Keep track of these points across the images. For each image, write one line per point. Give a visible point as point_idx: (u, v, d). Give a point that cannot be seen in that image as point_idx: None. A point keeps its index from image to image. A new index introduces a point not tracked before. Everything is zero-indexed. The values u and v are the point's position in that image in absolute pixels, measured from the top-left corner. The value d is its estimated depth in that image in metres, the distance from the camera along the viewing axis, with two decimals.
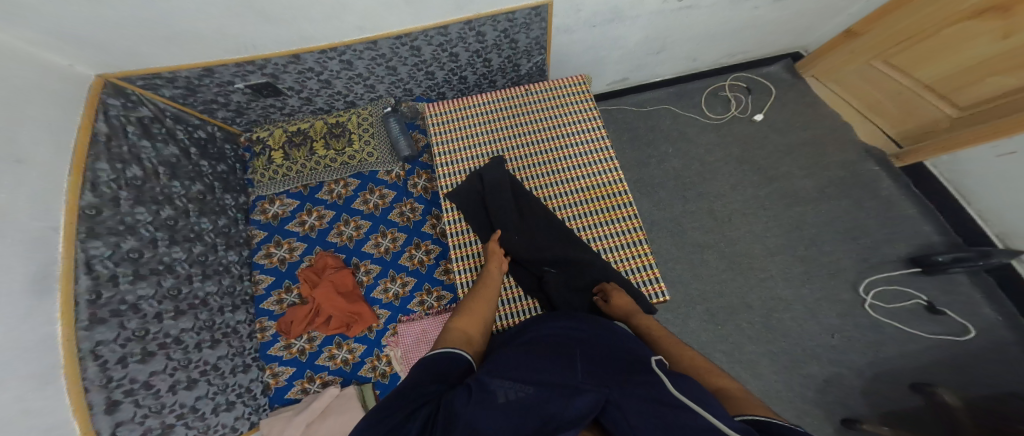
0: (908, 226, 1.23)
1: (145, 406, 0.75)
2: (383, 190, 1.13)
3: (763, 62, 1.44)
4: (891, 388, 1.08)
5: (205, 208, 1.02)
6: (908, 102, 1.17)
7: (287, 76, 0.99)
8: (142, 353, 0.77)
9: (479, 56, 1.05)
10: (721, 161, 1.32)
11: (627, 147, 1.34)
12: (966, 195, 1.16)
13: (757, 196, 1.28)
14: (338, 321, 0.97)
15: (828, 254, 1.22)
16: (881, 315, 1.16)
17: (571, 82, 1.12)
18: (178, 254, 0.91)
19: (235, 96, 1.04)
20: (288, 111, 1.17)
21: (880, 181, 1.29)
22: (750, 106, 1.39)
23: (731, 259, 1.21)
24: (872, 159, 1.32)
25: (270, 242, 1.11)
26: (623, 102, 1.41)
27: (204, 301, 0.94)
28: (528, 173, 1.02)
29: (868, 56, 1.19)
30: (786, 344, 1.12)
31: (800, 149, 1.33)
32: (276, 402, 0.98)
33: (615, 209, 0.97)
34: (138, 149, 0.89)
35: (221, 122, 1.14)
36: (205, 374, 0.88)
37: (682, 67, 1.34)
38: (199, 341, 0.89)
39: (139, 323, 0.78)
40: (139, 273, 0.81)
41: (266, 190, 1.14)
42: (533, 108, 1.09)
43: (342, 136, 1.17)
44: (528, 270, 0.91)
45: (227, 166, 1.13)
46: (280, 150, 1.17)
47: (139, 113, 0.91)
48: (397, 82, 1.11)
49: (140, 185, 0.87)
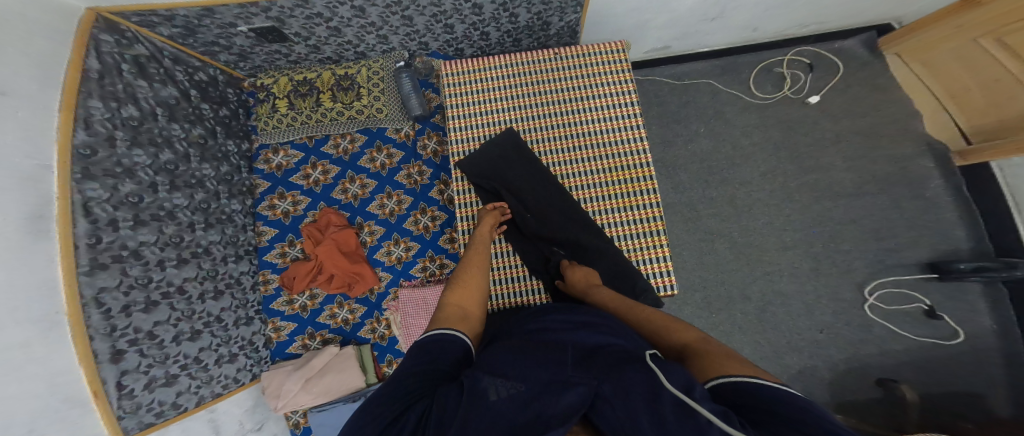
0: (940, 233, 1.16)
1: (149, 356, 0.77)
2: (391, 149, 1.09)
3: (838, 36, 1.22)
4: (859, 382, 1.15)
5: (206, 154, 1.00)
6: (999, 93, 0.98)
7: (294, 21, 0.87)
8: (145, 303, 0.78)
9: (506, 10, 0.89)
10: (757, 144, 1.20)
11: (654, 122, 1.22)
12: (1020, 204, 1.06)
13: (786, 186, 1.19)
14: (341, 280, 1.02)
15: (844, 253, 1.18)
16: (877, 317, 1.17)
17: (608, 47, 0.98)
18: (179, 201, 0.90)
19: (238, 39, 0.95)
20: (293, 58, 1.07)
21: (929, 179, 1.17)
22: (807, 87, 1.20)
23: (740, 250, 1.19)
24: (930, 154, 1.18)
25: (274, 193, 1.12)
26: (657, 72, 1.24)
27: (207, 250, 0.96)
28: (547, 148, 0.94)
29: (975, 33, 0.96)
30: (773, 335, 1.18)
31: (851, 137, 1.19)
32: (277, 356, 1.07)
33: (636, 197, 0.90)
34: (135, 88, 0.83)
35: (223, 64, 1.06)
36: (209, 326, 0.92)
37: (738, 37, 1.14)
38: (202, 292, 0.92)
39: (141, 270, 0.78)
40: (139, 219, 0.80)
41: (270, 139, 1.11)
42: (561, 74, 0.96)
43: (350, 90, 1.07)
44: (530, 253, 0.88)
45: (229, 110, 1.09)
46: (285, 99, 1.09)
47: (134, 51, 0.84)
48: (412, 34, 0.98)
49: (137, 126, 0.83)
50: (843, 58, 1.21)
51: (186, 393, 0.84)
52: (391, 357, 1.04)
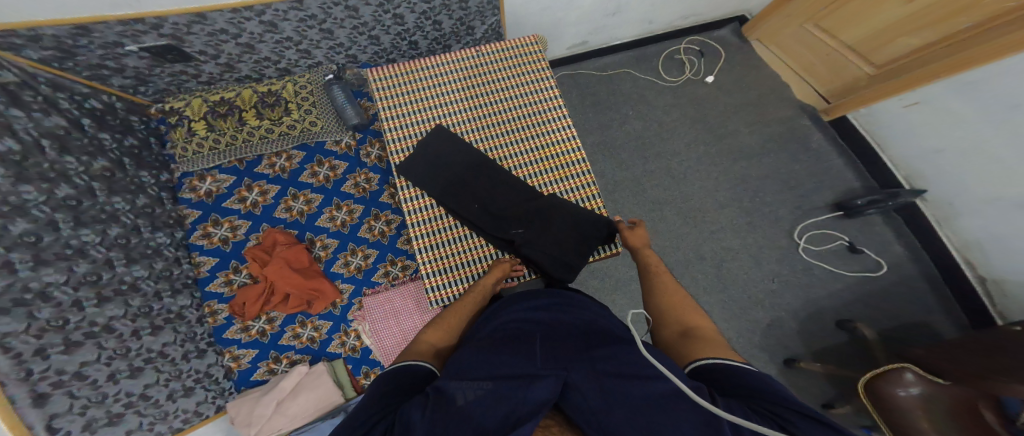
0: (833, 175, 1.39)
1: (82, 397, 0.72)
2: (333, 162, 1.11)
3: (712, 27, 1.50)
4: (820, 328, 1.25)
5: (115, 187, 0.92)
6: (834, 63, 1.30)
7: (193, 38, 0.89)
8: (65, 344, 0.72)
9: (428, 18, 1.02)
10: (677, 120, 1.39)
11: (588, 112, 1.37)
12: (882, 144, 1.32)
13: (708, 153, 1.37)
14: (299, 299, 0.99)
15: (768, 204, 1.35)
16: (813, 259, 1.32)
17: (522, 43, 1.10)
18: (89, 238, 0.82)
19: (130, 60, 0.91)
20: (206, 79, 1.07)
21: (811, 134, 1.42)
22: (703, 69, 1.45)
23: (686, 214, 1.31)
24: (805, 114, 1.44)
25: (207, 221, 1.05)
26: (584, 66, 1.42)
27: (134, 285, 0.89)
28: (481, 136, 1.00)
29: (802, 20, 1.31)
30: (735, 291, 1.26)
31: (745, 108, 1.43)
32: (242, 385, 1.00)
33: (569, 167, 0.99)
34: (10, 119, 0.72)
35: (118, 90, 0.99)
36: (152, 362, 0.87)
37: (640, 30, 1.37)
38: (137, 328, 0.87)
39: (54, 312, 0.71)
40: (41, 260, 0.72)
41: (192, 166, 1.06)
42: (484, 70, 1.06)
43: (277, 105, 1.10)
44: (496, 231, 0.89)
45: (137, 139, 1.02)
46: (202, 121, 1.07)
47: (2, 77, 0.72)
48: (337, 47, 1.06)
49: (21, 161, 0.73)
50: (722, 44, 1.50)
51: (138, 432, 0.81)
52: (368, 368, 1.03)
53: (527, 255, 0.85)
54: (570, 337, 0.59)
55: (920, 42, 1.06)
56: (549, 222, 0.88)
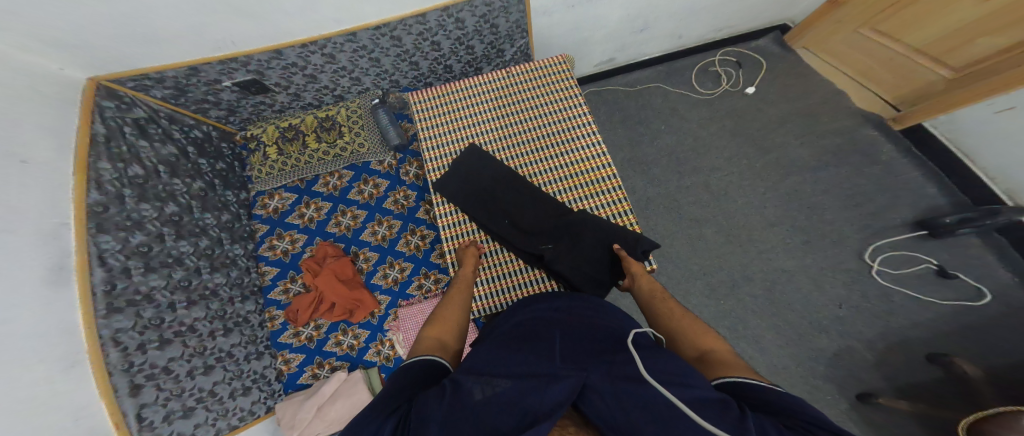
0: (910, 190, 1.22)
1: (166, 389, 0.84)
2: (377, 180, 1.20)
3: (752, 36, 1.44)
4: (904, 359, 1.08)
5: (207, 204, 1.07)
6: (899, 68, 1.18)
7: (272, 72, 1.04)
8: (159, 340, 0.86)
9: (462, 43, 1.10)
10: (715, 134, 1.33)
11: (619, 127, 1.36)
12: (968, 153, 1.15)
13: (753, 167, 1.28)
14: (342, 308, 1.06)
15: (829, 222, 1.21)
16: (889, 282, 1.16)
17: (551, 63, 1.14)
18: (185, 248, 0.98)
19: (224, 95, 1.08)
20: (279, 107, 1.22)
21: (878, 145, 1.28)
22: (741, 80, 1.38)
23: (729, 232, 1.22)
24: (869, 124, 1.30)
25: (272, 235, 1.17)
26: (613, 83, 1.42)
27: (214, 292, 1.01)
28: (513, 154, 1.03)
29: (854, 26, 1.21)
30: (791, 316, 1.14)
31: (794, 119, 1.33)
32: (290, 387, 1.07)
33: (598, 183, 0.98)
34: (137, 148, 0.94)
35: (214, 121, 1.17)
36: (221, 360, 0.97)
37: (670, 45, 1.36)
38: (212, 329, 0.98)
39: (154, 312, 0.86)
40: (149, 266, 0.88)
41: (265, 185, 1.20)
42: (515, 90, 1.10)
43: (333, 129, 1.23)
44: (526, 245, 0.89)
45: (225, 164, 1.17)
46: (274, 145, 1.22)
47: (134, 114, 0.95)
48: (382, 74, 1.16)
49: (142, 183, 0.93)
50: (762, 54, 1.42)
51: (204, 426, 0.89)
52: None
53: (557, 271, 0.84)
54: (592, 341, 0.56)
55: (1008, 41, 0.92)
56: (578, 237, 0.88)
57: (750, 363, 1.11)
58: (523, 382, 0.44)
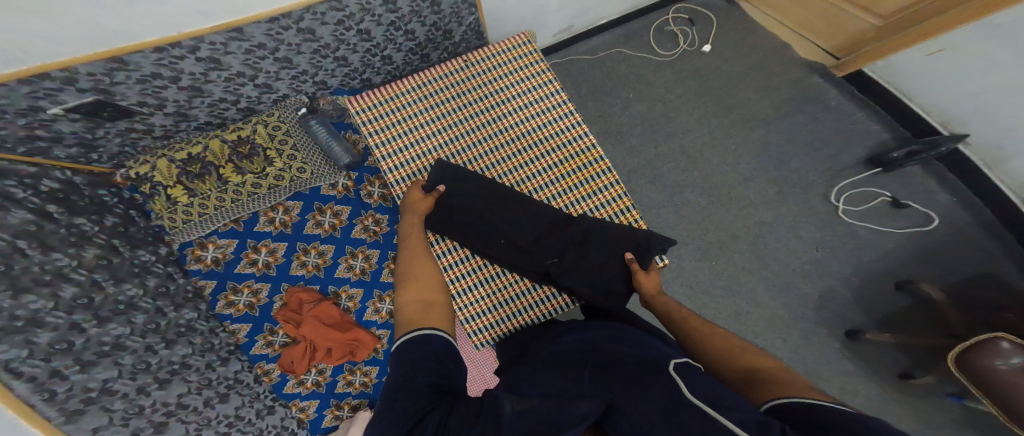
0: (860, 130, 1.28)
1: None
2: (335, 207, 1.13)
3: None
4: (878, 291, 1.16)
5: (117, 274, 0.84)
6: (834, 18, 1.23)
7: (122, 88, 0.77)
8: (154, 425, 0.74)
9: (398, 28, 0.98)
10: (681, 97, 1.32)
11: (586, 99, 1.32)
12: (907, 93, 1.22)
13: (721, 125, 1.29)
14: (340, 351, 1.03)
15: (796, 170, 1.25)
16: (855, 219, 1.21)
17: (511, 45, 0.97)
18: (120, 330, 0.77)
19: (65, 127, 0.78)
20: (162, 133, 0.99)
21: (826, 92, 1.33)
22: (696, 39, 1.37)
23: (710, 193, 1.23)
24: (816, 73, 1.36)
25: (225, 290, 1.05)
26: (573, 52, 1.36)
27: (185, 363, 0.89)
28: (492, 161, 0.89)
29: None
30: (777, 267, 1.17)
31: (750, 73, 1.34)
32: (316, 432, 1.10)
33: (592, 181, 0.88)
34: None
35: (69, 162, 0.85)
36: (233, 426, 0.90)
37: (624, 6, 1.31)
38: (207, 399, 0.88)
39: (125, 402, 0.72)
40: (84, 361, 0.68)
41: (188, 235, 1.02)
42: (477, 82, 0.93)
43: (254, 156, 1.07)
44: (526, 263, 0.78)
45: (117, 216, 0.92)
46: (177, 184, 1.01)
47: None
48: (299, 76, 1.01)
49: (9, 270, 0.61)
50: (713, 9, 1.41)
51: None
52: None
53: (568, 287, 0.75)
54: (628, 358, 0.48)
55: None
56: (585, 247, 0.77)
57: (747, 315, 1.15)
58: (548, 397, 0.40)
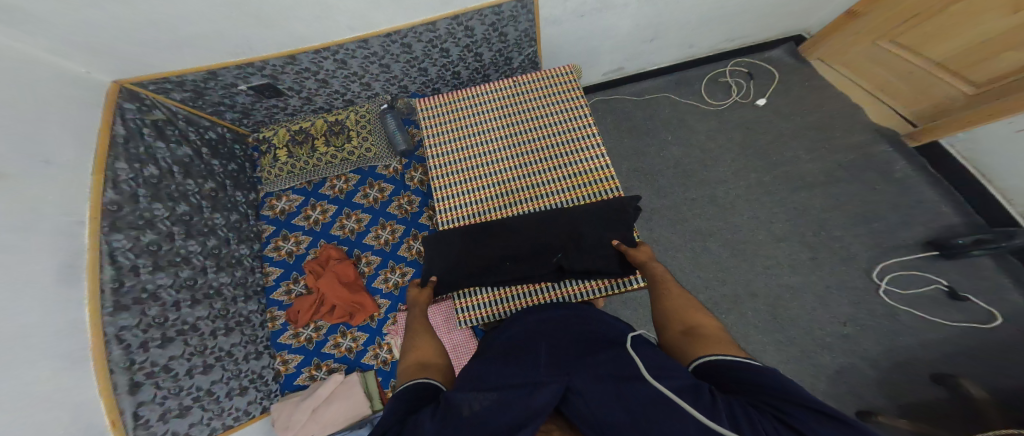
0: (923, 208, 1.19)
1: (165, 388, 0.86)
2: (383, 184, 1.29)
3: (768, 46, 1.40)
4: (910, 380, 1.05)
5: (192, 230, 1.05)
6: (919, 82, 1.14)
7: (286, 76, 1.10)
8: (162, 339, 0.89)
9: (470, 51, 1.13)
10: (723, 146, 1.30)
11: (624, 136, 1.34)
12: (989, 175, 1.10)
13: (761, 181, 1.25)
14: (343, 310, 1.13)
15: (838, 239, 1.19)
16: (897, 302, 1.14)
17: (559, 73, 1.20)
18: (194, 247, 1.04)
19: (240, 98, 1.16)
20: (291, 111, 1.31)
21: (893, 162, 1.24)
22: (752, 92, 1.35)
23: (734, 247, 1.20)
24: (885, 139, 1.26)
25: (278, 235, 1.27)
26: (622, 92, 1.40)
27: (218, 291, 1.07)
28: (517, 161, 1.12)
29: (872, 37, 1.18)
30: (794, 333, 1.12)
31: (806, 132, 1.29)
32: (287, 388, 1.13)
33: (601, 194, 1.05)
34: (154, 149, 1.01)
35: (230, 123, 1.27)
36: (220, 360, 1.01)
37: (680, 54, 1.33)
38: (214, 329, 1.02)
39: (158, 310, 0.90)
40: (157, 265, 0.93)
41: (274, 187, 1.30)
42: (520, 99, 1.19)
43: (342, 134, 1.32)
44: (539, 267, 0.95)
45: (236, 165, 1.27)
46: (284, 148, 1.33)
47: (154, 116, 1.03)
48: (392, 79, 1.21)
49: (157, 183, 0.99)
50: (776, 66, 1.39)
51: (199, 425, 0.91)
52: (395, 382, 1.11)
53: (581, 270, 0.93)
54: (577, 344, 0.66)
55: None
56: (576, 231, 0.95)
57: None
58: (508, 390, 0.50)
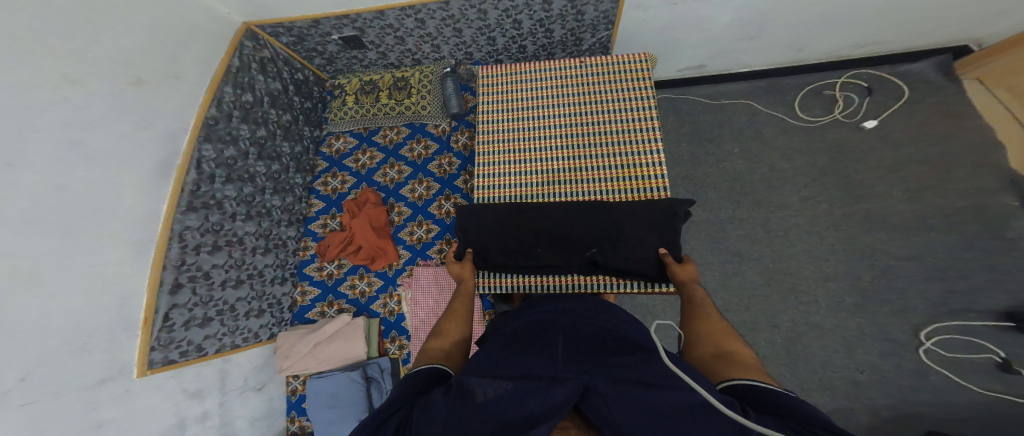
0: (1022, 279, 1.01)
1: (198, 294, 0.96)
2: (428, 141, 1.31)
3: (906, 59, 1.18)
4: (904, 434, 1.00)
5: (263, 153, 1.15)
6: None
7: (371, 30, 1.13)
8: (213, 246, 0.99)
9: (542, 26, 1.09)
10: (799, 168, 1.19)
11: (684, 140, 1.28)
12: None
13: (831, 213, 1.15)
14: (366, 253, 1.22)
15: (899, 291, 1.08)
16: (937, 364, 1.03)
17: (635, 59, 1.08)
18: (260, 168, 1.14)
19: (331, 46, 1.22)
20: (365, 64, 1.34)
21: (1012, 218, 1.03)
22: (863, 111, 1.19)
23: (771, 275, 1.15)
24: (1013, 190, 1.04)
25: (329, 172, 1.37)
26: (694, 92, 1.32)
27: (268, 211, 1.18)
28: (566, 146, 1.04)
29: None
30: (803, 370, 1.08)
31: (913, 166, 1.12)
32: (298, 319, 1.28)
33: (644, 191, 0.97)
34: (255, 81, 1.12)
35: (315, 68, 1.35)
36: (251, 278, 1.12)
37: (783, 57, 1.20)
38: (256, 246, 1.13)
39: (218, 218, 1.01)
40: (229, 178, 1.03)
41: (336, 128, 1.38)
42: (584, 79, 1.08)
43: (404, 90, 1.31)
44: (573, 262, 0.92)
45: (311, 104, 1.35)
46: (353, 95, 1.36)
47: (263, 54, 1.14)
48: (460, 45, 1.20)
49: (249, 108, 1.10)
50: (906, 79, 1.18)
51: (211, 339, 1.00)
52: (395, 334, 1.24)
53: (616, 270, 0.89)
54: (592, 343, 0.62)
55: None
56: (616, 226, 0.90)
57: None
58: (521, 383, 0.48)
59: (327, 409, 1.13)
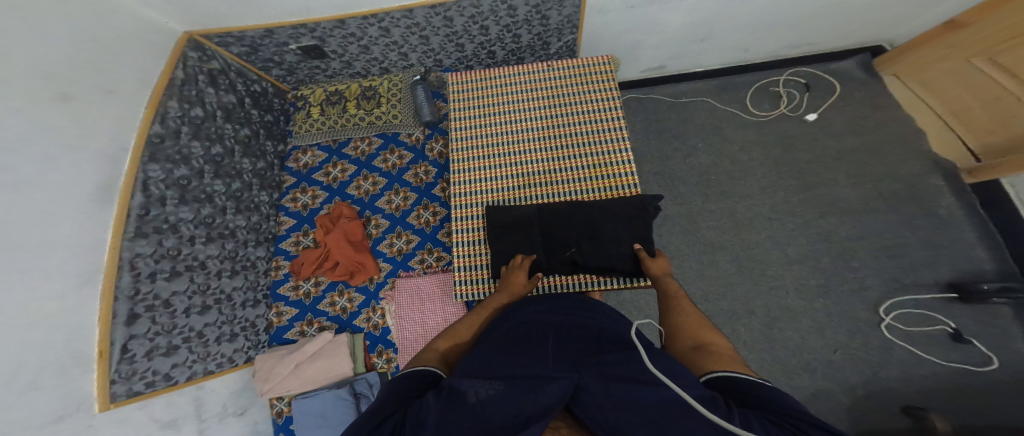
0: (958, 251, 1.12)
1: (160, 323, 0.90)
2: (402, 152, 1.33)
3: (835, 57, 1.35)
4: (880, 408, 1.04)
5: (220, 170, 1.12)
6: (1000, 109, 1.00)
7: (332, 39, 1.15)
8: (170, 272, 0.94)
9: (510, 31, 1.16)
10: (755, 160, 1.29)
11: (652, 138, 1.37)
12: None
13: (788, 201, 1.24)
14: (344, 268, 1.19)
15: (855, 270, 1.16)
16: (899, 338, 1.10)
17: (596, 63, 1.16)
18: (217, 188, 1.10)
19: (288, 56, 1.23)
20: (330, 73, 1.35)
21: (941, 196, 1.17)
22: (804, 104, 1.33)
23: (742, 263, 1.21)
24: (939, 172, 1.19)
25: (297, 188, 1.35)
26: (657, 92, 1.43)
27: (232, 232, 1.13)
28: (539, 147, 1.09)
29: (970, 53, 1.02)
30: (782, 353, 1.12)
31: (854, 156, 1.25)
32: (275, 340, 1.21)
33: (616, 189, 1.02)
34: (204, 94, 1.09)
35: (274, 79, 1.34)
36: (219, 302, 1.06)
37: (732, 57, 1.33)
38: (221, 269, 1.08)
39: (174, 243, 0.96)
40: (182, 199, 0.99)
41: (301, 141, 1.36)
42: (553, 85, 1.14)
43: (372, 99, 1.33)
44: (555, 260, 0.94)
45: (272, 117, 1.35)
46: (318, 106, 1.35)
47: (211, 65, 1.12)
48: (429, 52, 1.25)
49: (200, 123, 1.07)
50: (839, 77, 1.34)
51: (180, 367, 0.94)
52: (382, 348, 1.18)
53: (597, 265, 0.91)
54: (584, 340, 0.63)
55: None
56: (595, 221, 0.94)
57: None
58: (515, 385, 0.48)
59: (315, 428, 1.05)
